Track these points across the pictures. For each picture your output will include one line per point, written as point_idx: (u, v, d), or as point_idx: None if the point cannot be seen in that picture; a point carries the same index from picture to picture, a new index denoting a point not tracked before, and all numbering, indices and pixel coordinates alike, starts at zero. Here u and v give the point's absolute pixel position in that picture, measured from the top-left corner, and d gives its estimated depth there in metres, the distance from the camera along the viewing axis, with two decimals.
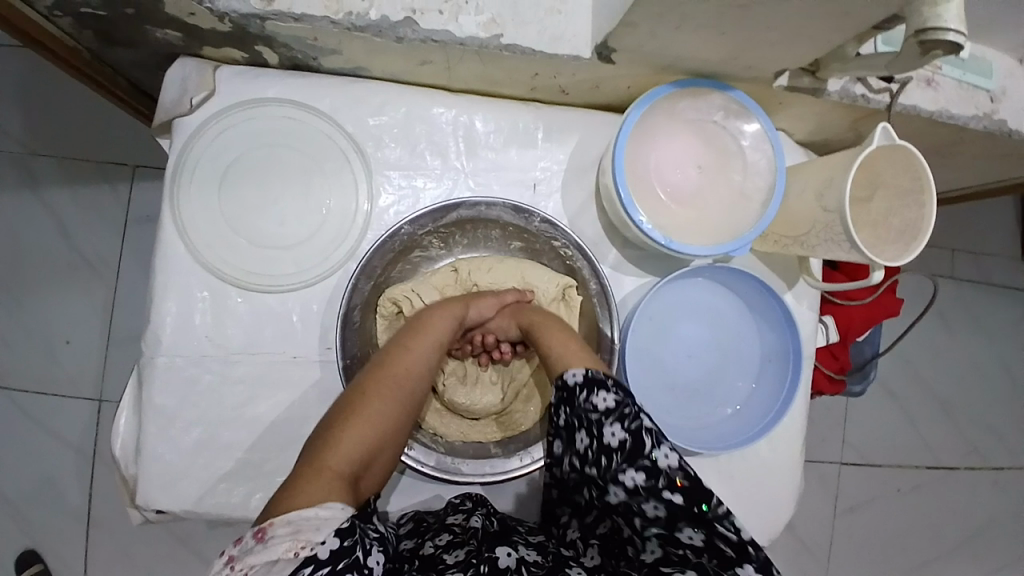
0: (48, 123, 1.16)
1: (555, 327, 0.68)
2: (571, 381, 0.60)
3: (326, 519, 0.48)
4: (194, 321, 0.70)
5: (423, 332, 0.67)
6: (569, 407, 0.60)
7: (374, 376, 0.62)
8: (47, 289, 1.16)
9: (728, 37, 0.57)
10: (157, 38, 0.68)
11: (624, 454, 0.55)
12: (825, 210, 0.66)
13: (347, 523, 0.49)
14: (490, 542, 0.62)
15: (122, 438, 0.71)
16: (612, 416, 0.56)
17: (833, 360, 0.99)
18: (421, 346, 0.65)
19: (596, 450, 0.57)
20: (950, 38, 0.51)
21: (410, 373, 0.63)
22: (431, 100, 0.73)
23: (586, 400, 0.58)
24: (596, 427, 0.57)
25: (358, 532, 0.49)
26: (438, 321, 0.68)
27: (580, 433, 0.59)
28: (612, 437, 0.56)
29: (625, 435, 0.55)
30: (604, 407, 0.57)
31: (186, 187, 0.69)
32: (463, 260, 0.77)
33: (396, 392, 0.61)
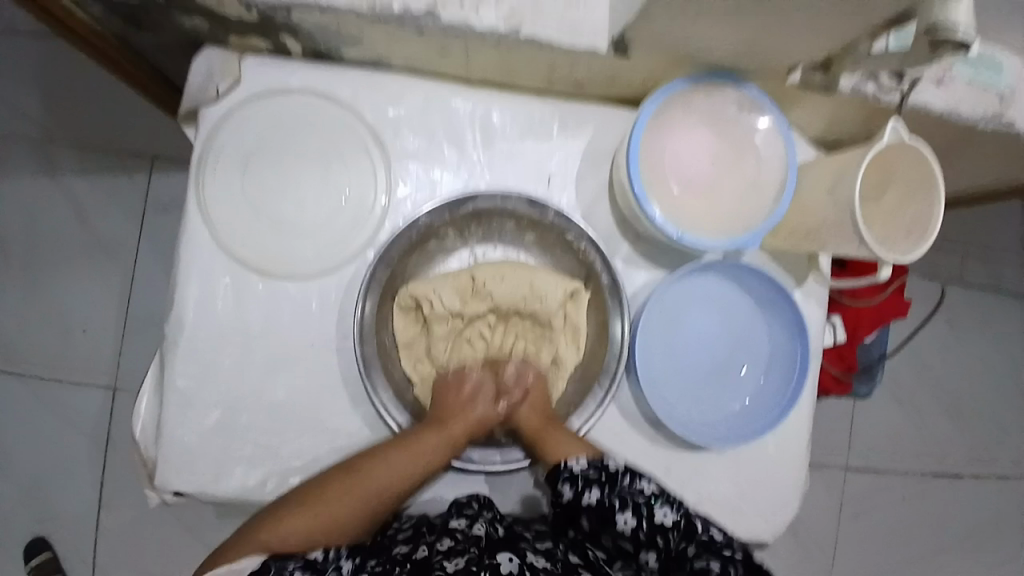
0: (69, 113, 1.18)
1: (556, 430, 0.71)
2: (614, 466, 0.67)
3: (242, 572, 0.59)
4: (215, 305, 0.71)
5: (412, 450, 0.69)
6: (609, 489, 0.66)
7: (346, 478, 0.67)
8: (64, 277, 1.18)
9: (744, 32, 0.59)
10: (184, 27, 0.70)
11: (680, 530, 0.63)
12: (837, 204, 0.67)
13: (262, 564, 0.59)
14: (491, 549, 0.65)
15: (144, 421, 0.73)
16: (660, 498, 0.65)
17: (840, 361, 1.01)
18: (401, 463, 0.68)
19: (647, 530, 0.64)
20: (960, 35, 0.52)
21: (380, 484, 0.67)
22: (449, 92, 0.74)
23: (630, 485, 0.66)
24: (645, 507, 0.65)
25: (272, 572, 0.59)
26: (432, 437, 0.70)
27: (625, 514, 0.65)
28: (663, 518, 0.64)
29: (677, 515, 0.64)
30: (650, 490, 0.66)
31: (210, 172, 0.71)
32: (481, 268, 0.75)
33: (357, 493, 0.67)
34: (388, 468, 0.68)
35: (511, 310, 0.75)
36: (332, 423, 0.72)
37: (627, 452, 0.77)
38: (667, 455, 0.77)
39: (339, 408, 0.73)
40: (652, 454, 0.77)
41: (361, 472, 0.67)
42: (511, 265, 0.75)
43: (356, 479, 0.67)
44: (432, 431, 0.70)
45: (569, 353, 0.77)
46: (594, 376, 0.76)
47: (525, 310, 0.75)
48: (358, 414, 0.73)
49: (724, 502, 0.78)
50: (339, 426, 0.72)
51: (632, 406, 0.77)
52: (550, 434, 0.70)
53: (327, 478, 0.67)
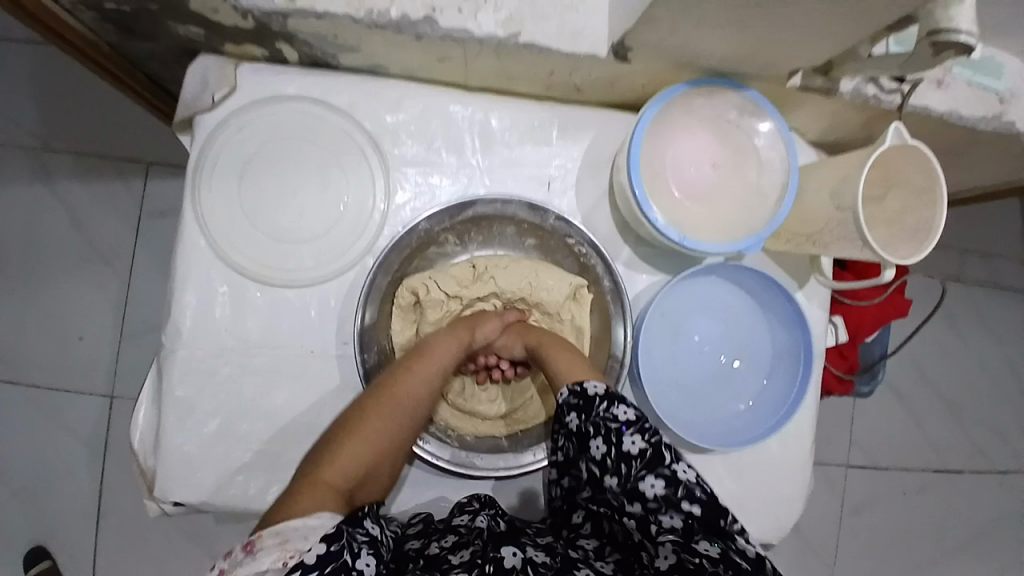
0: (63, 120, 1.17)
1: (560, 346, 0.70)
2: (590, 390, 0.62)
3: (313, 531, 0.52)
4: (213, 314, 0.71)
5: (432, 362, 0.69)
6: (585, 415, 0.61)
7: (374, 404, 0.65)
8: (60, 283, 1.17)
9: (745, 35, 0.58)
10: (179, 34, 0.69)
11: (645, 461, 0.57)
12: (840, 209, 0.66)
13: (334, 529, 0.52)
14: (495, 543, 0.63)
15: (142, 433, 0.72)
16: (633, 426, 0.58)
17: (842, 360, 1.01)
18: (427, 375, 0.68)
19: (615, 458, 0.58)
20: (960, 39, 0.52)
21: (412, 401, 0.66)
22: (447, 98, 0.74)
23: (606, 410, 0.60)
24: (616, 435, 0.58)
25: (344, 538, 0.51)
26: (447, 345, 0.70)
27: (596, 441, 0.59)
28: (631, 446, 0.58)
29: (646, 444, 0.57)
30: (625, 418, 0.59)
31: (207, 180, 0.70)
32: (482, 258, 0.77)
33: (391, 417, 0.65)
34: (414, 382, 0.67)
35: (517, 299, 0.77)
36: None
37: None
38: None
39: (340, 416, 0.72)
40: None
41: (391, 391, 0.65)
42: (515, 258, 0.77)
43: (388, 400, 0.65)
44: (444, 341, 0.70)
45: None
46: (600, 375, 0.75)
47: (531, 298, 0.77)
48: None
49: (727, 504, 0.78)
50: None
51: (635, 408, 0.77)
52: (554, 348, 0.70)
53: (359, 408, 0.65)
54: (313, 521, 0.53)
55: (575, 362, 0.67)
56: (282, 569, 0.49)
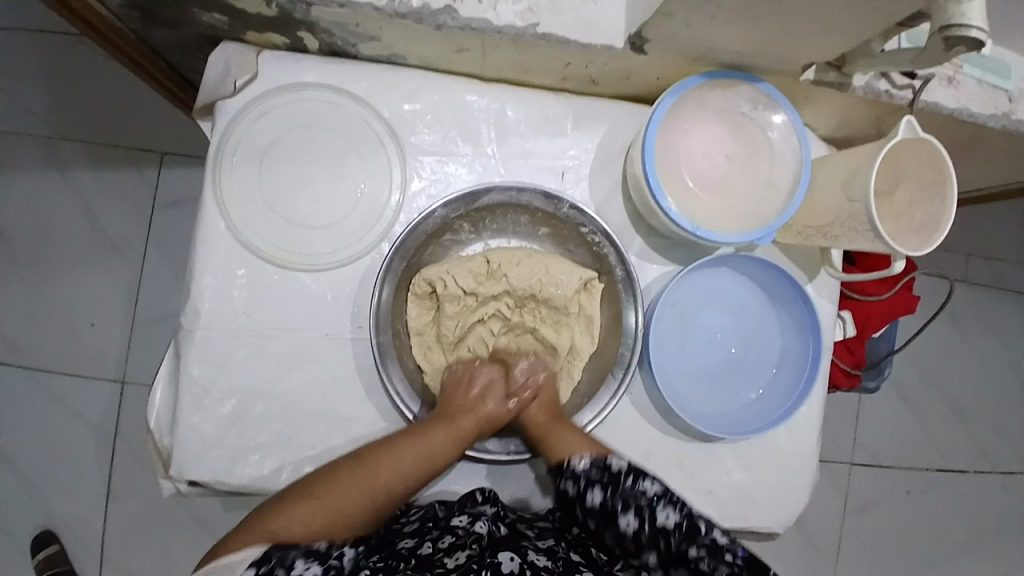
0: (80, 108, 1.19)
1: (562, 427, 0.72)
2: (617, 466, 0.68)
3: (240, 563, 0.58)
4: (231, 297, 0.72)
5: (422, 445, 0.68)
6: (612, 490, 0.66)
7: (350, 474, 0.66)
8: (73, 271, 1.19)
9: (762, 28, 0.59)
10: (202, 21, 0.70)
11: (682, 533, 0.62)
12: (851, 200, 0.67)
13: (262, 554, 0.58)
14: (492, 548, 0.64)
15: (158, 412, 0.73)
16: (663, 499, 0.65)
17: (849, 355, 1.02)
18: (410, 459, 0.68)
19: (650, 532, 0.64)
20: (972, 34, 0.53)
21: (386, 480, 0.67)
22: (463, 88, 0.75)
23: (633, 486, 0.66)
24: (648, 509, 0.64)
25: (272, 560, 0.58)
26: (439, 436, 0.69)
27: (626, 514, 0.65)
28: (665, 519, 0.63)
29: (679, 516, 0.63)
30: (652, 491, 0.66)
31: (227, 165, 0.72)
32: (495, 252, 0.77)
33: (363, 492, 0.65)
34: (395, 463, 0.67)
35: (528, 296, 0.76)
36: (347, 414, 0.73)
37: (641, 443, 0.78)
38: (678, 448, 0.78)
39: (354, 400, 0.73)
40: (663, 446, 0.78)
41: (370, 465, 0.67)
42: (527, 251, 0.77)
43: (366, 472, 0.66)
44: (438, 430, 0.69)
45: (583, 340, 0.77)
46: (610, 363, 0.76)
47: (540, 295, 0.75)
48: (372, 406, 0.74)
49: (733, 496, 0.79)
50: (355, 417, 0.73)
51: (645, 398, 0.78)
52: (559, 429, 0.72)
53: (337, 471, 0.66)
54: (240, 555, 0.58)
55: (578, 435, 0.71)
56: None
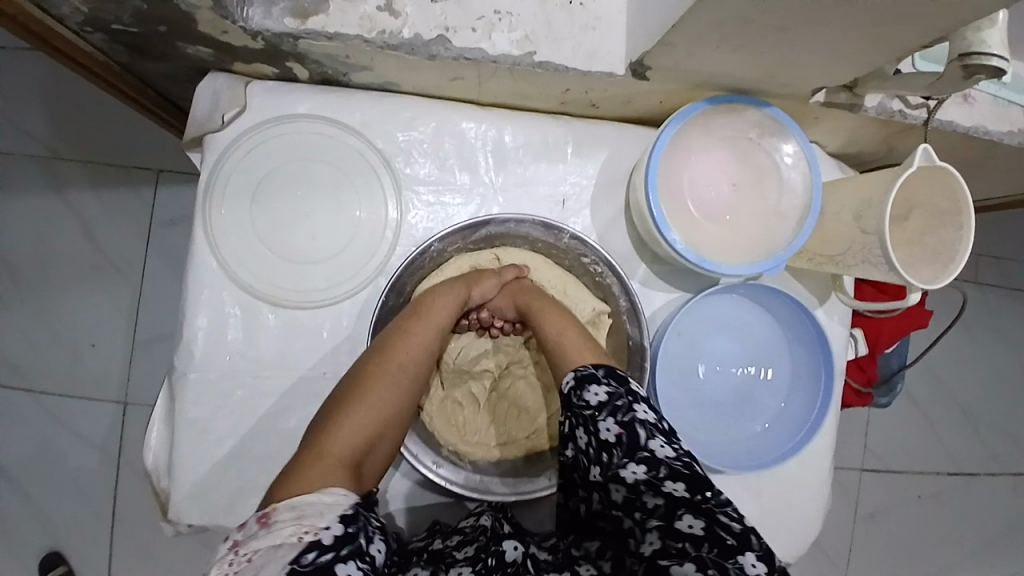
0: (73, 129, 1.17)
1: (553, 313, 0.70)
2: (565, 387, 0.62)
3: (330, 507, 0.49)
4: (226, 337, 0.70)
5: (427, 319, 0.67)
6: (566, 408, 0.61)
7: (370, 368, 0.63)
8: (71, 294, 1.18)
9: (769, 55, 0.56)
10: (189, 54, 0.68)
11: (623, 447, 0.56)
12: (863, 231, 0.65)
13: (352, 509, 0.50)
14: (497, 536, 0.62)
15: (153, 452, 0.72)
16: (606, 410, 0.58)
17: (860, 373, 0.99)
18: (424, 336, 0.66)
19: (596, 446, 0.58)
20: (993, 63, 0.52)
21: (410, 363, 0.65)
22: (460, 115, 0.73)
23: (579, 397, 0.60)
24: (592, 422, 0.58)
25: (361, 522, 0.50)
26: (442, 304, 0.69)
27: (578, 431, 0.60)
28: (607, 432, 0.57)
29: (621, 427, 0.57)
30: (597, 401, 0.59)
31: (219, 202, 0.70)
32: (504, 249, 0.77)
33: (388, 377, 0.63)
34: (410, 344, 0.65)
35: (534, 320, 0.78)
36: None
37: None
38: None
39: None
40: None
41: (386, 356, 0.63)
42: (534, 256, 0.77)
43: (385, 364, 0.63)
44: (438, 298, 0.69)
45: None
46: None
47: None
48: None
49: None
50: None
51: None
52: (548, 313, 0.70)
53: (359, 376, 0.62)
54: (328, 489, 0.51)
55: (587, 350, 0.66)
56: (296, 541, 0.46)
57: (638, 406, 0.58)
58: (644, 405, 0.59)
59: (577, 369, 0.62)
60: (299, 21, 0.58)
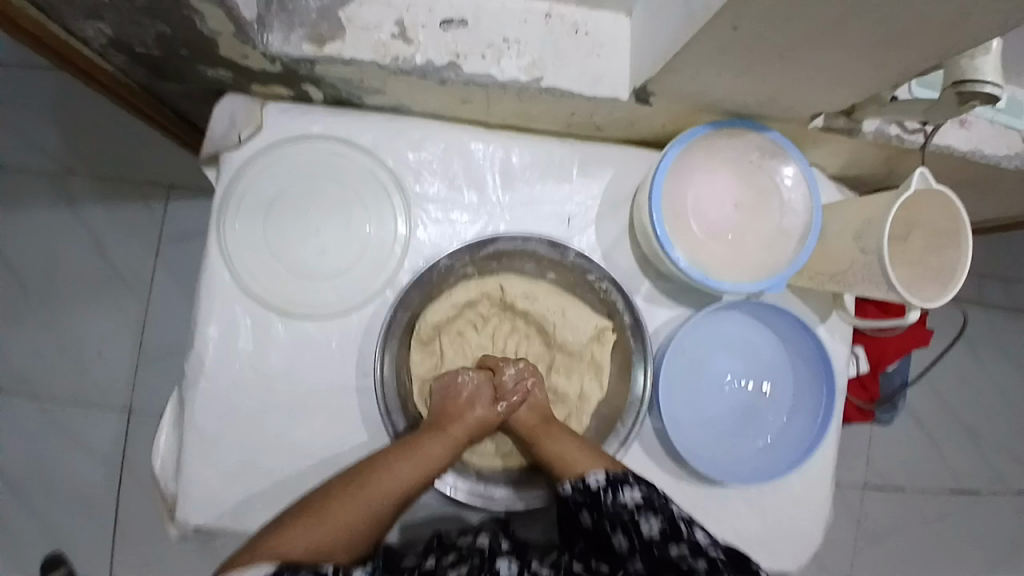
0: (89, 144, 1.20)
1: (559, 430, 0.71)
2: (593, 484, 0.65)
3: None
4: (238, 349, 0.72)
5: (417, 458, 0.66)
6: (596, 510, 0.64)
7: (344, 489, 0.64)
8: (82, 303, 1.19)
9: (770, 82, 0.58)
10: (208, 75, 0.71)
11: (665, 537, 0.60)
12: (864, 251, 0.66)
13: None
14: (492, 556, 0.63)
15: (162, 456, 0.74)
16: (644, 507, 0.62)
17: (863, 391, 1.01)
18: (408, 470, 0.66)
19: (638, 545, 0.61)
20: (986, 90, 0.54)
21: (388, 488, 0.65)
22: (468, 136, 0.75)
23: (613, 500, 0.64)
24: (631, 521, 0.62)
25: None
26: (434, 445, 0.68)
27: (615, 533, 0.63)
28: (648, 527, 0.61)
29: (661, 523, 0.61)
30: (633, 502, 0.63)
31: (234, 216, 0.72)
32: (508, 281, 0.78)
33: (359, 500, 0.63)
34: (390, 473, 0.65)
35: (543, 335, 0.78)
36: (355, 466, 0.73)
37: None
38: (688, 495, 0.77)
39: (361, 451, 0.73)
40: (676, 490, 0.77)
41: (366, 478, 0.65)
42: (539, 283, 0.79)
43: (361, 486, 0.64)
44: (433, 439, 0.68)
45: (592, 388, 0.78)
46: (618, 414, 0.74)
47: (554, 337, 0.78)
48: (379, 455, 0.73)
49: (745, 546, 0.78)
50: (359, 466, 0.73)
51: (654, 445, 0.77)
52: (550, 434, 0.71)
53: (335, 490, 0.64)
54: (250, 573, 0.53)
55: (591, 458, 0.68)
56: None
57: (672, 503, 0.63)
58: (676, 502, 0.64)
59: (607, 471, 0.65)
60: (316, 47, 0.60)
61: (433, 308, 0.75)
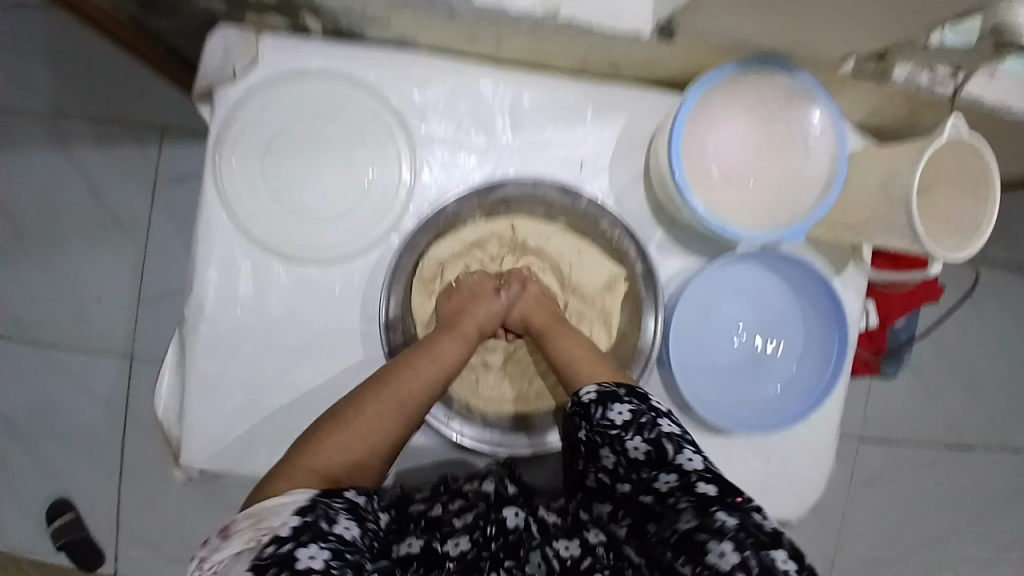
0: (74, 81, 1.14)
1: (568, 330, 0.72)
2: (586, 399, 0.63)
3: (285, 508, 0.51)
4: (238, 293, 0.70)
5: (433, 357, 0.67)
6: (587, 426, 0.62)
7: (369, 393, 0.63)
8: (76, 248, 1.17)
9: (802, 20, 0.54)
10: (197, 2, 0.66)
11: (652, 461, 0.58)
12: (890, 200, 0.63)
13: (309, 501, 0.51)
14: (498, 504, 0.63)
15: (165, 399, 0.73)
16: (632, 428, 0.60)
17: (870, 342, 1.01)
18: (428, 369, 0.66)
19: (626, 465, 0.59)
20: (1020, 38, 0.50)
21: (411, 392, 0.64)
22: (476, 75, 0.71)
23: (602, 416, 0.62)
24: (619, 442, 0.60)
25: (318, 508, 0.51)
26: (449, 344, 0.69)
27: (604, 450, 0.60)
28: (636, 449, 0.59)
29: (649, 444, 0.59)
30: (622, 421, 0.61)
31: (230, 154, 0.68)
32: (522, 221, 0.77)
33: (388, 406, 0.62)
34: (414, 375, 0.65)
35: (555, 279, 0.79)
36: None
37: None
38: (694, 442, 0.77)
39: None
40: None
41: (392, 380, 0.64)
42: (550, 227, 0.78)
43: (387, 389, 0.63)
44: (445, 338, 0.70)
45: (601, 336, 0.77)
46: (625, 362, 0.74)
47: (569, 280, 0.78)
48: None
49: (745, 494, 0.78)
50: None
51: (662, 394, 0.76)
52: (562, 333, 0.72)
53: (360, 396, 0.63)
54: (289, 499, 0.51)
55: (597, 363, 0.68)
56: (255, 546, 0.48)
57: (662, 421, 0.61)
58: (666, 419, 0.61)
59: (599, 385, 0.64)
60: None
61: (434, 251, 0.75)
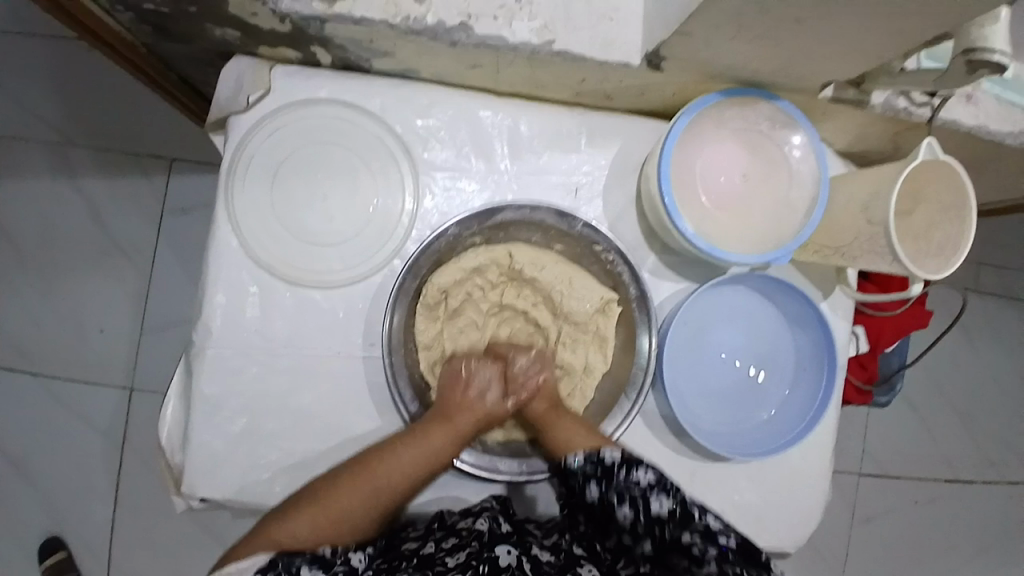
0: (88, 116, 1.18)
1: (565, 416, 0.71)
2: (609, 459, 0.64)
3: (247, 570, 0.57)
4: (243, 315, 0.71)
5: (419, 447, 0.67)
6: (607, 484, 0.64)
7: (349, 476, 0.65)
8: (80, 277, 1.18)
9: (782, 49, 0.58)
10: (214, 35, 0.70)
11: (676, 520, 0.60)
12: (870, 223, 0.66)
13: (268, 561, 0.58)
14: (490, 542, 0.63)
15: (169, 427, 0.73)
16: (656, 488, 0.62)
17: (862, 371, 1.01)
18: (410, 461, 0.67)
19: (645, 521, 0.61)
20: (996, 59, 0.53)
21: (388, 480, 0.66)
22: (476, 104, 0.74)
23: (626, 477, 0.63)
24: (642, 498, 0.62)
25: (278, 566, 0.57)
26: (439, 435, 0.68)
27: (621, 506, 0.62)
28: (659, 507, 0.61)
29: (672, 503, 0.61)
30: (647, 481, 0.62)
31: (240, 179, 0.71)
32: (519, 247, 0.77)
33: (364, 490, 0.65)
34: (394, 463, 0.66)
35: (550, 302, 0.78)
36: (360, 433, 0.73)
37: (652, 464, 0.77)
38: (691, 467, 0.78)
39: (366, 419, 0.73)
40: (675, 463, 0.77)
41: (371, 468, 0.66)
42: (546, 252, 0.78)
43: (366, 477, 0.65)
44: (437, 427, 0.68)
45: (598, 360, 0.78)
46: (622, 386, 0.75)
47: (560, 306, 0.77)
48: (384, 424, 0.73)
49: (746, 517, 0.78)
50: (366, 432, 0.73)
51: (657, 417, 0.77)
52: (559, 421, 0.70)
53: (341, 477, 0.65)
54: (247, 561, 0.58)
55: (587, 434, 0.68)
56: None
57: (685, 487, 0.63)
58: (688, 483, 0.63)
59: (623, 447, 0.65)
60: (326, 4, 0.59)
61: (436, 278, 0.74)
